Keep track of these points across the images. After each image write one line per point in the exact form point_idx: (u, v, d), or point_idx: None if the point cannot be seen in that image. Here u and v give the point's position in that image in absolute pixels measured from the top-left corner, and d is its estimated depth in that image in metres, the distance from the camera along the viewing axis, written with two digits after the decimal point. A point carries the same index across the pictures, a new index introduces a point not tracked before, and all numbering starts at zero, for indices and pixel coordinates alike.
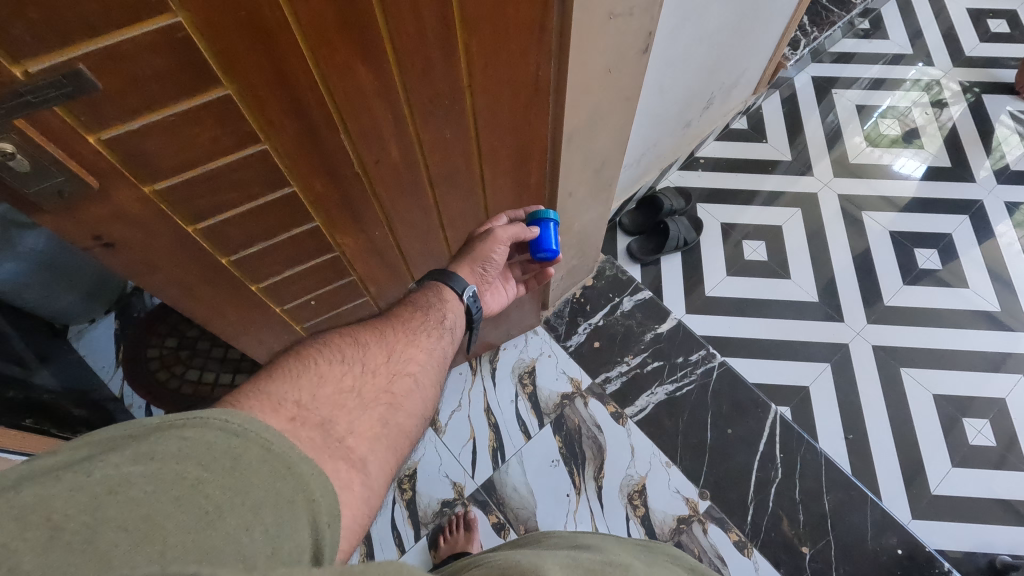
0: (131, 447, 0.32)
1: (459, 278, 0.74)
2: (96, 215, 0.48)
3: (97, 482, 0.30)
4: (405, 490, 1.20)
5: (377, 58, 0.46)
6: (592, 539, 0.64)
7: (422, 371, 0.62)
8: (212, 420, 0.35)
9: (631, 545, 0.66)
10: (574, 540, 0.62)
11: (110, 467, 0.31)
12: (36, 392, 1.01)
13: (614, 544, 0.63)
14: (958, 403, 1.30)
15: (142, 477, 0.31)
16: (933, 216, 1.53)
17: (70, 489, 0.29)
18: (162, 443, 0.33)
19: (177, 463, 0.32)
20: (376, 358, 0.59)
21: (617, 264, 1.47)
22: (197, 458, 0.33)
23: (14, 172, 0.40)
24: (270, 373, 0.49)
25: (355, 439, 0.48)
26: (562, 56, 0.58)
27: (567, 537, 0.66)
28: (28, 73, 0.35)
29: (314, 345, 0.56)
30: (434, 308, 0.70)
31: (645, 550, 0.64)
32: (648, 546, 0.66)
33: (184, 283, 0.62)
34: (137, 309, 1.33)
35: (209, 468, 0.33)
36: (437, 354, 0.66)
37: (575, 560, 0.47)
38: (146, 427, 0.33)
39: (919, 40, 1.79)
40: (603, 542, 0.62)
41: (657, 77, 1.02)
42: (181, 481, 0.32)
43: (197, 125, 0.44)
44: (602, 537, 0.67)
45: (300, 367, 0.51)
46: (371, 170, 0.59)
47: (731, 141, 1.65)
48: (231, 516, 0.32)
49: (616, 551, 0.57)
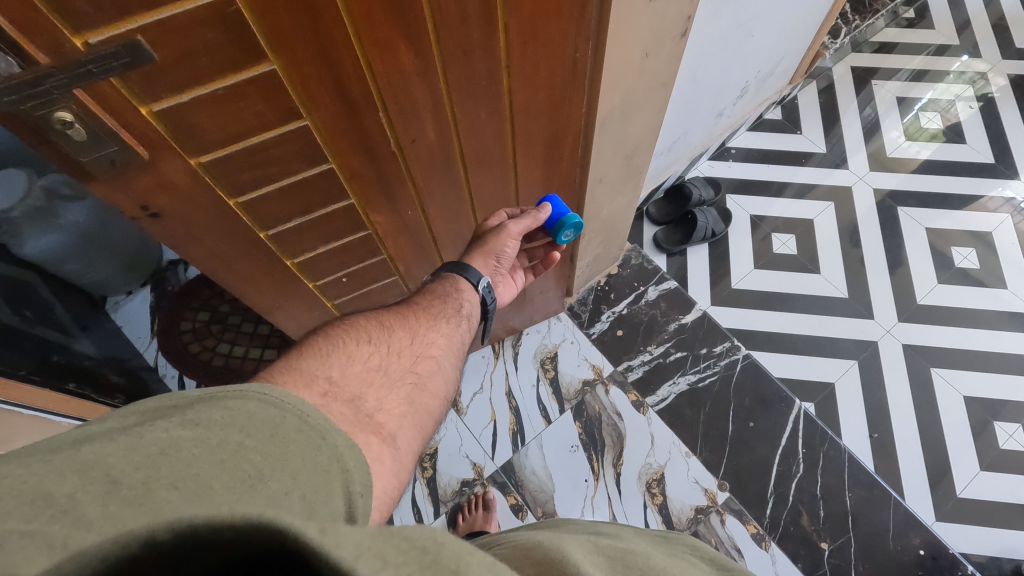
0: (177, 414, 0.34)
1: (473, 270, 0.74)
2: (145, 185, 0.50)
3: (148, 443, 0.31)
4: (426, 468, 1.23)
5: (419, 35, 0.47)
6: (612, 527, 0.65)
7: (443, 354, 0.63)
8: (252, 392, 0.37)
9: (651, 535, 0.66)
10: (599, 527, 0.63)
11: (159, 431, 0.32)
12: (78, 358, 1.05)
13: (636, 535, 0.63)
14: (991, 406, 1.27)
15: (190, 440, 0.32)
16: (973, 214, 1.48)
17: (125, 446, 0.31)
18: (206, 411, 0.34)
19: (220, 428, 0.34)
20: (400, 340, 0.60)
21: (643, 254, 1.46)
22: (239, 424, 0.35)
23: (72, 140, 0.42)
24: (301, 351, 0.51)
25: (384, 415, 0.50)
26: (600, 40, 0.58)
27: (593, 523, 0.66)
28: (88, 44, 0.37)
29: (341, 327, 0.57)
30: (452, 296, 0.71)
31: (666, 541, 0.64)
32: (668, 537, 0.67)
33: (224, 257, 0.64)
34: (172, 283, 1.36)
35: (250, 435, 0.34)
36: (457, 339, 0.67)
37: (594, 543, 0.49)
38: (188, 398, 0.35)
39: (966, 31, 1.73)
40: (625, 533, 0.63)
41: (693, 62, 1.01)
42: (224, 445, 0.33)
43: (243, 99, 0.46)
44: (625, 527, 0.67)
45: (329, 347, 0.52)
46: (407, 150, 0.60)
47: (764, 132, 1.62)
48: (270, 481, 0.33)
49: (636, 540, 0.58)
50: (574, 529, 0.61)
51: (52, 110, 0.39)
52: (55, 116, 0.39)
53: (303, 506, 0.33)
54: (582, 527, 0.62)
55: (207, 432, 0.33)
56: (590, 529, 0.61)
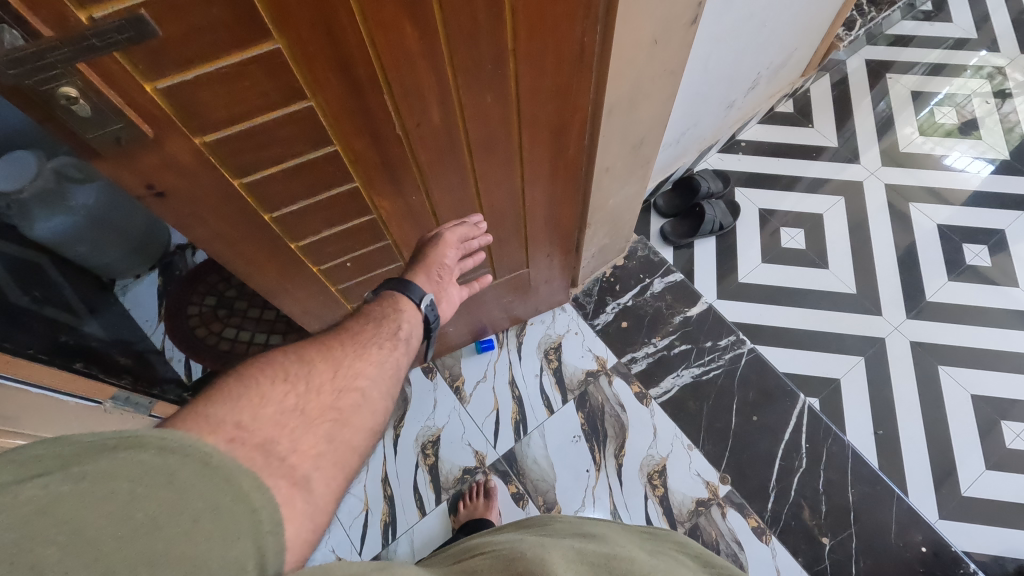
0: (65, 466, 0.33)
1: (415, 287, 0.69)
2: (150, 164, 0.50)
3: (29, 502, 0.31)
4: (427, 455, 1.23)
5: (423, 16, 0.46)
6: (598, 525, 0.68)
7: (376, 385, 0.56)
8: (146, 438, 0.36)
9: (636, 531, 0.68)
10: (586, 523, 0.66)
11: (42, 487, 0.32)
12: (86, 339, 1.04)
13: (620, 533, 0.66)
14: (998, 405, 1.26)
15: (77, 495, 0.32)
16: (987, 212, 1.46)
17: (12, 503, 0.31)
18: (95, 463, 0.34)
19: (109, 480, 0.33)
20: (326, 370, 0.54)
21: (649, 246, 1.45)
22: (130, 474, 0.34)
23: (76, 117, 0.42)
24: (206, 393, 0.46)
25: (299, 457, 0.46)
26: (608, 23, 0.58)
27: (580, 521, 0.70)
28: (91, 18, 0.36)
29: (258, 357, 0.52)
30: (388, 319, 0.64)
31: (650, 536, 0.67)
32: (654, 533, 0.68)
33: (228, 239, 0.64)
34: (179, 268, 1.37)
35: (142, 483, 0.34)
36: (395, 369, 0.60)
37: (571, 545, 0.53)
38: (76, 449, 0.34)
39: (985, 25, 1.70)
40: (611, 529, 0.66)
41: (703, 52, 0.99)
42: (114, 497, 0.33)
43: (247, 78, 0.45)
44: (610, 523, 0.70)
45: (239, 385, 0.47)
46: (412, 134, 0.59)
47: (776, 125, 1.60)
48: (169, 528, 0.33)
49: (622, 537, 0.62)
50: (564, 523, 0.65)
51: (57, 85, 0.39)
52: (60, 91, 0.39)
53: (202, 554, 0.33)
54: (571, 522, 0.66)
55: (95, 484, 0.33)
56: (578, 523, 0.65)
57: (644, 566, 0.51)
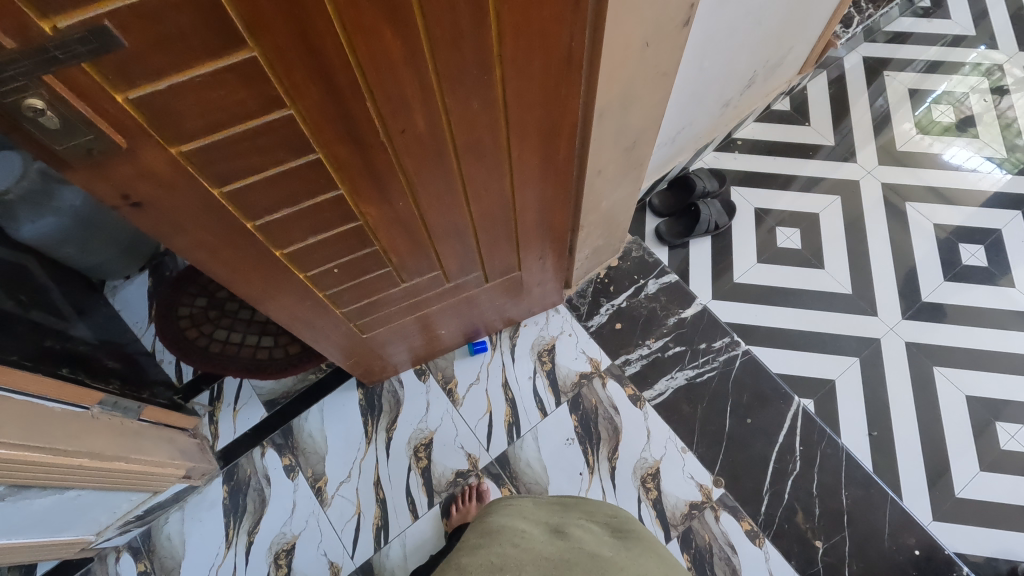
0: None
1: None
2: (125, 174, 0.49)
3: None
4: (420, 458, 1.23)
5: (405, 22, 0.45)
6: (527, 504, 0.93)
7: None
8: None
9: (551, 504, 0.93)
10: (514, 506, 0.91)
11: None
12: (74, 343, 1.00)
13: (540, 509, 0.91)
14: (993, 406, 1.25)
15: None
16: (984, 211, 1.45)
17: None
18: None
19: None
20: None
21: (644, 246, 1.44)
22: None
23: (44, 129, 0.40)
24: None
25: None
26: (597, 27, 0.57)
27: (516, 501, 0.94)
28: (56, 29, 0.35)
29: None
30: None
31: (561, 508, 0.91)
32: (565, 504, 0.93)
33: (210, 247, 0.62)
34: (169, 269, 1.37)
35: None
36: None
37: (480, 551, 0.77)
38: None
39: (983, 21, 1.68)
40: (532, 510, 0.90)
41: (698, 51, 0.98)
42: None
43: (223, 87, 0.44)
44: (535, 499, 0.95)
45: None
46: (396, 141, 0.58)
47: (772, 124, 1.59)
48: None
49: (526, 530, 0.83)
50: (496, 512, 0.89)
51: (21, 96, 0.38)
52: (25, 103, 0.38)
53: None
54: (501, 509, 0.89)
55: None
56: (504, 511, 0.88)
57: (519, 565, 0.71)
